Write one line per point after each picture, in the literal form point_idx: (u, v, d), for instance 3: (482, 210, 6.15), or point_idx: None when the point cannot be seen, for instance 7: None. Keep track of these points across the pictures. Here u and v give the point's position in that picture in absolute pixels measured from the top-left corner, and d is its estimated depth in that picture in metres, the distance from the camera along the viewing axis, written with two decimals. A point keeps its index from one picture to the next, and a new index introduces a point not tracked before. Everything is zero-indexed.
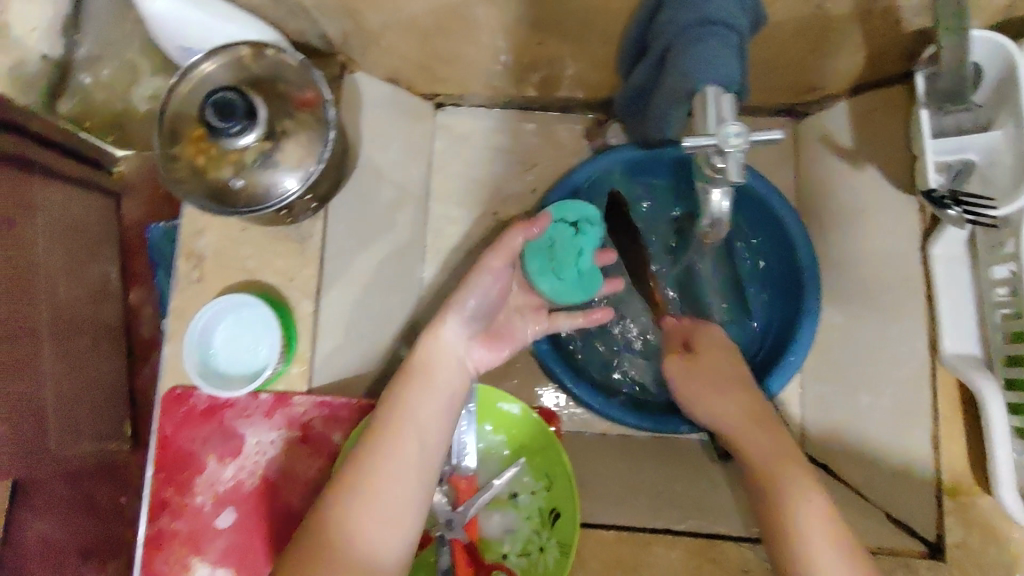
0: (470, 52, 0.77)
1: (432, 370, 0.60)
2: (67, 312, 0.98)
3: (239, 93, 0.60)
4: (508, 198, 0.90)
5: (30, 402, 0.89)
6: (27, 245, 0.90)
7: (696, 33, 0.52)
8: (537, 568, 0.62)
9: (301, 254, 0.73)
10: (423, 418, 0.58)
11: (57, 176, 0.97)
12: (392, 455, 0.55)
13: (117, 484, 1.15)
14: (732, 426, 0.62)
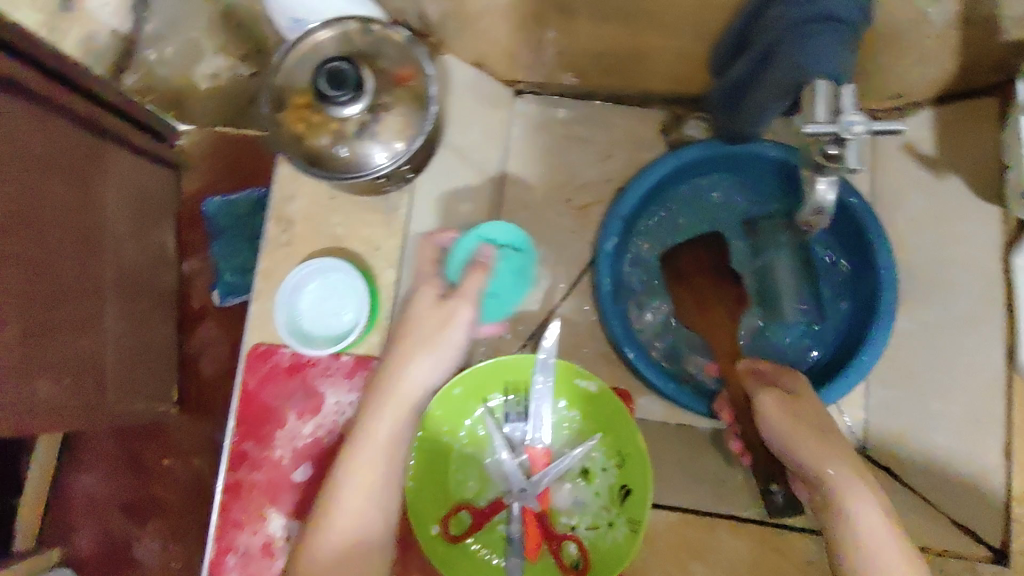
0: (563, 40, 0.78)
1: (378, 432, 0.60)
2: (131, 274, 0.98)
3: (351, 63, 0.62)
4: (584, 185, 0.89)
5: (92, 360, 0.88)
6: (98, 205, 0.89)
7: (810, 27, 0.53)
8: (606, 541, 0.64)
9: (388, 226, 0.76)
10: (369, 487, 0.59)
11: (127, 145, 0.96)
12: (337, 533, 0.57)
13: (163, 447, 1.12)
14: (799, 448, 0.61)
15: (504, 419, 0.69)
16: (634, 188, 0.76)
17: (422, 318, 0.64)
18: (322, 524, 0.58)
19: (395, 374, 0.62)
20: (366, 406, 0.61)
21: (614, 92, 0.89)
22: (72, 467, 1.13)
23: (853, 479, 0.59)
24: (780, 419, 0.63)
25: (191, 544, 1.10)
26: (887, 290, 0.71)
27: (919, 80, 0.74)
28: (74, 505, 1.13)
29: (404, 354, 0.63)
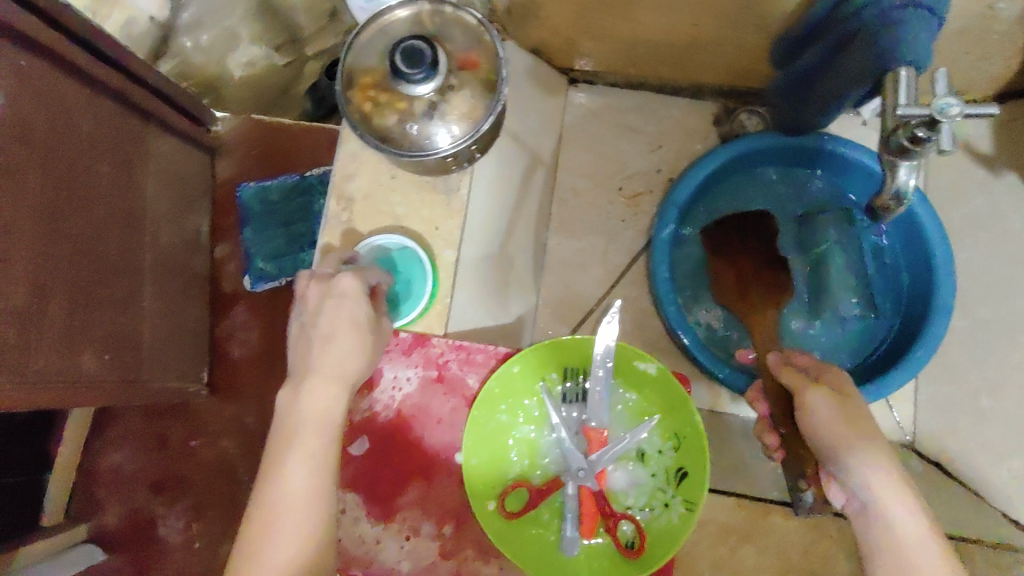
0: (624, 30, 0.79)
1: (307, 420, 0.58)
2: (167, 257, 0.97)
3: (427, 43, 0.63)
4: (635, 174, 0.92)
5: (129, 336, 0.87)
6: (137, 188, 0.89)
7: (901, 14, 0.54)
8: (660, 521, 0.65)
9: (446, 206, 0.75)
10: (308, 468, 0.57)
11: (167, 128, 0.96)
12: (275, 517, 0.55)
13: (189, 425, 1.08)
14: (832, 444, 0.58)
15: (562, 399, 0.70)
16: (691, 176, 0.77)
17: (344, 311, 0.61)
18: (260, 510, 0.56)
19: (316, 359, 0.60)
20: (294, 392, 0.60)
21: (664, 83, 0.91)
22: (101, 442, 1.08)
23: (902, 493, 0.55)
24: (827, 415, 0.59)
25: (217, 523, 1.05)
26: (943, 283, 0.72)
27: (981, 76, 0.75)
28: (101, 480, 1.07)
29: (326, 341, 0.61)
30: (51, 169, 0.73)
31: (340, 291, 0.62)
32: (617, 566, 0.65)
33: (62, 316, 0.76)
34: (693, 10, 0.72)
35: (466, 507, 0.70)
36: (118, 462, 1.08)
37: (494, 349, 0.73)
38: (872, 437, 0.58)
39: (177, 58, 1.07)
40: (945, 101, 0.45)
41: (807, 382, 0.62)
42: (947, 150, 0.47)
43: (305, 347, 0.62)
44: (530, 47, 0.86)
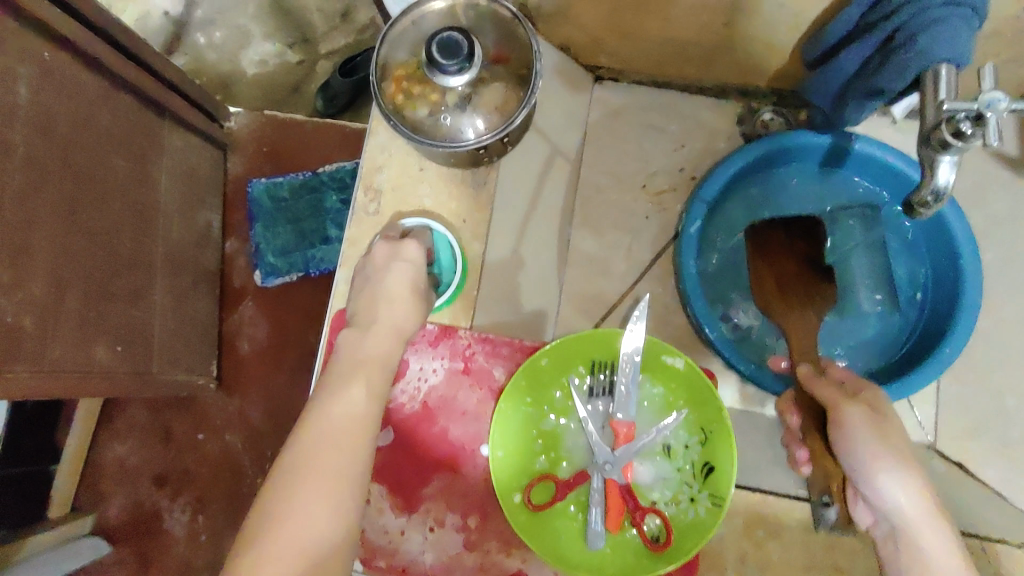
0: (654, 28, 0.80)
1: (363, 356, 0.60)
2: (179, 253, 0.96)
3: (464, 35, 0.64)
4: (658, 173, 0.92)
5: (141, 329, 0.87)
6: (151, 182, 0.88)
7: (941, 12, 0.54)
8: (687, 516, 0.65)
9: (473, 200, 0.76)
10: (368, 394, 0.57)
11: (180, 122, 0.97)
12: (331, 428, 0.53)
13: (194, 419, 1.08)
14: (865, 467, 0.59)
15: (589, 393, 0.70)
16: (719, 174, 0.77)
17: (409, 274, 0.65)
18: (316, 420, 0.54)
19: (380, 308, 0.63)
20: (357, 336, 0.61)
21: (690, 81, 0.92)
22: (108, 434, 1.08)
23: (936, 516, 0.57)
24: (866, 437, 0.59)
25: (220, 517, 1.05)
26: (970, 281, 0.72)
27: (1009, 79, 0.75)
28: (106, 472, 1.07)
29: (391, 297, 0.64)
30: (70, 159, 0.73)
31: (400, 261, 0.65)
32: (642, 560, 0.64)
33: (77, 308, 0.75)
34: (724, 9, 0.73)
35: (490, 500, 0.70)
36: (122, 456, 1.07)
37: (520, 342, 0.73)
38: (906, 461, 0.59)
39: (190, 53, 1.19)
40: (991, 95, 0.47)
41: (842, 399, 0.62)
42: (992, 146, 0.47)
43: (368, 299, 0.64)
44: (558, 43, 0.87)
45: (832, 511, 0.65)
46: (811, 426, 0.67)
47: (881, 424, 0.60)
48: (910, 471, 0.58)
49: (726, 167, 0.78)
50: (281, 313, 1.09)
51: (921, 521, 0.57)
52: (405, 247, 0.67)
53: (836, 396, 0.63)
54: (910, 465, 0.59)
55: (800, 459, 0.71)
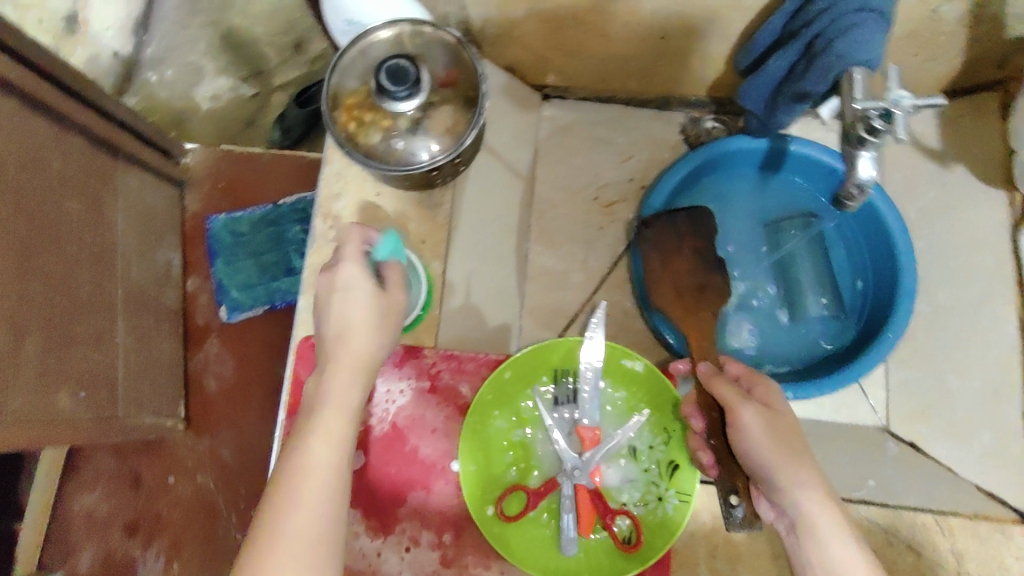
0: (596, 46, 0.83)
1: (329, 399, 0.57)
2: (138, 294, 0.95)
3: (411, 62, 0.67)
4: (608, 185, 0.95)
5: (105, 374, 0.86)
6: (107, 224, 0.88)
7: (855, 18, 0.58)
8: (657, 515, 0.66)
9: (431, 220, 0.79)
10: (329, 449, 0.54)
11: (135, 163, 0.97)
12: (293, 496, 0.51)
13: (165, 462, 1.06)
14: (765, 461, 0.58)
15: (554, 402, 0.71)
16: (664, 182, 0.81)
17: (359, 302, 0.59)
18: (289, 488, 0.52)
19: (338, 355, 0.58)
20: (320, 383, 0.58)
21: (632, 95, 0.95)
22: (75, 484, 1.06)
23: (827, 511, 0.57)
24: (760, 436, 0.59)
25: (196, 560, 1.03)
26: (903, 269, 0.76)
27: (926, 78, 0.79)
28: (75, 523, 1.05)
29: (345, 331, 0.59)
30: (21, 206, 0.73)
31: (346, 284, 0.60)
32: (616, 561, 0.65)
33: (36, 356, 0.74)
34: (658, 23, 0.77)
35: (464, 514, 0.70)
36: (90, 506, 1.05)
37: (484, 357, 0.74)
38: (800, 457, 0.59)
39: (141, 94, 1.16)
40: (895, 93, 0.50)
41: (738, 398, 0.61)
42: (903, 139, 0.51)
43: (331, 342, 0.59)
44: (505, 64, 0.90)
45: (739, 509, 0.60)
46: (715, 428, 0.64)
47: (770, 419, 0.60)
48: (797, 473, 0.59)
49: (671, 177, 0.81)
50: (247, 349, 1.09)
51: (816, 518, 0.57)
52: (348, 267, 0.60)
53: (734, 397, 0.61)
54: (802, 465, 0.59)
55: (706, 463, 0.65)
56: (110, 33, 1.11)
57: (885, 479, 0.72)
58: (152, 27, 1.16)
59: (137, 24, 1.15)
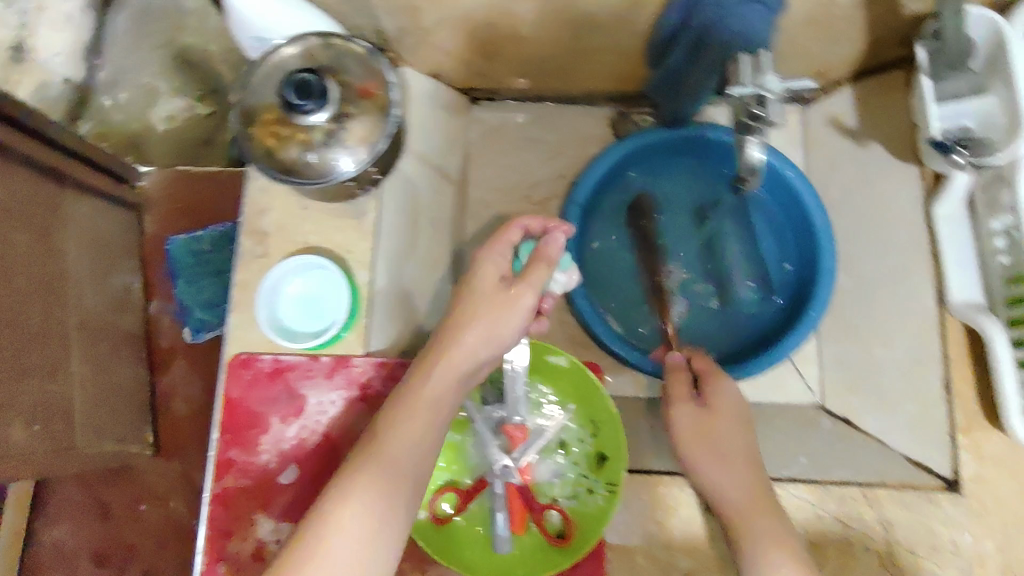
0: (513, 47, 0.83)
1: (448, 369, 0.61)
2: (93, 321, 0.93)
3: (316, 75, 0.67)
4: (540, 182, 0.96)
5: (61, 404, 0.84)
6: (56, 253, 0.85)
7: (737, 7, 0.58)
8: (588, 507, 0.67)
9: (358, 229, 0.78)
10: (416, 432, 0.59)
11: (87, 189, 0.93)
12: (381, 460, 0.56)
13: (133, 489, 1.06)
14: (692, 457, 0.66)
15: (483, 402, 0.72)
16: (589, 175, 0.81)
17: (529, 287, 0.63)
18: (353, 477, 0.55)
19: (425, 383, 0.60)
20: (394, 413, 0.59)
21: (560, 93, 0.95)
22: (42, 519, 1.07)
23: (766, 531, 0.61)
24: (690, 436, 0.66)
25: None
26: (824, 247, 0.77)
27: (834, 60, 0.80)
28: (44, 558, 1.06)
29: (509, 305, 0.62)
30: None
31: (485, 267, 0.64)
32: (548, 555, 0.66)
33: None
34: (570, 21, 0.77)
35: None
36: (60, 538, 1.06)
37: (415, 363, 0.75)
38: (733, 454, 0.65)
39: (94, 120, 1.10)
40: (764, 79, 0.53)
41: (681, 397, 0.69)
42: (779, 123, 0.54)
43: (442, 340, 0.62)
44: (428, 71, 0.90)
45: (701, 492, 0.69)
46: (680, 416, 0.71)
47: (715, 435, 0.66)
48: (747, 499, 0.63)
49: (598, 167, 0.81)
50: (208, 369, 1.07)
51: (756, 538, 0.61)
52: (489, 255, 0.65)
53: (683, 415, 0.68)
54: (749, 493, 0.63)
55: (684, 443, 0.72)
56: (58, 59, 1.06)
57: (815, 456, 0.74)
58: (104, 49, 1.12)
59: (88, 48, 1.10)
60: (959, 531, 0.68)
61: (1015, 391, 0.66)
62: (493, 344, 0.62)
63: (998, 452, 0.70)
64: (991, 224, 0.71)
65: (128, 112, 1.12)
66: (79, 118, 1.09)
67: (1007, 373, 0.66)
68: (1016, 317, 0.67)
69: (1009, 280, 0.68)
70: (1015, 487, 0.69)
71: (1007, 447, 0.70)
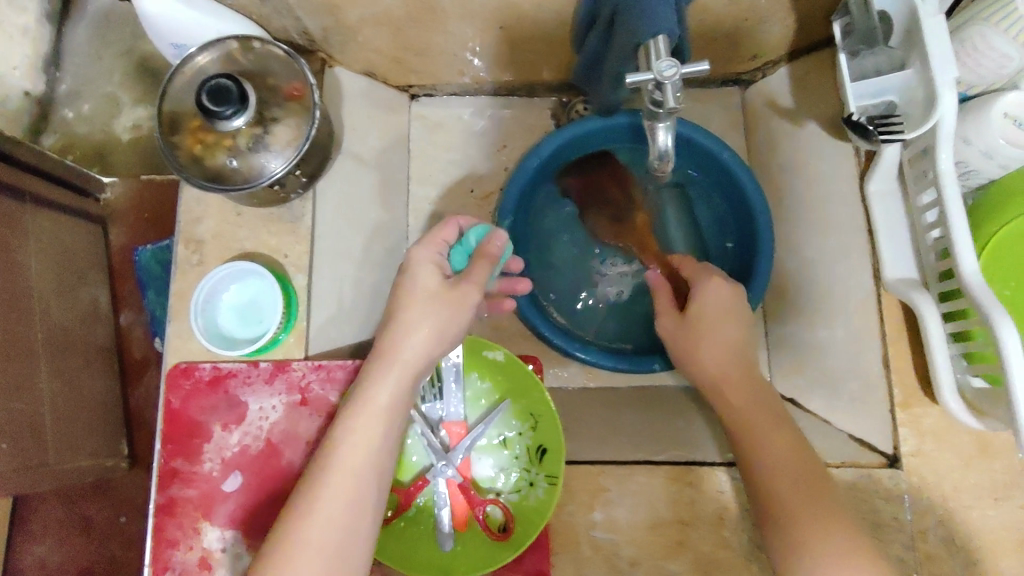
0: (444, 40, 0.82)
1: (396, 368, 0.60)
2: (61, 334, 0.90)
3: (233, 80, 0.66)
4: (484, 177, 0.96)
5: (28, 423, 0.81)
6: (19, 268, 0.82)
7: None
8: (529, 500, 0.68)
9: (294, 232, 0.78)
10: (366, 441, 0.57)
11: (47, 204, 0.90)
12: (335, 475, 0.55)
13: (114, 501, 1.06)
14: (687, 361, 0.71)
15: (421, 400, 0.71)
16: (527, 165, 0.81)
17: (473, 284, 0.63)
18: (310, 495, 0.55)
19: (377, 387, 0.59)
20: (345, 422, 0.58)
21: (500, 85, 0.94)
22: (24, 538, 1.06)
23: (752, 415, 0.64)
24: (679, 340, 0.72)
25: None
26: (762, 231, 0.78)
27: (767, 36, 0.81)
28: None
29: (453, 297, 0.62)
30: None
31: (424, 265, 0.63)
32: (488, 551, 0.65)
33: None
34: (495, 13, 0.77)
35: None
36: (43, 556, 1.05)
37: (353, 363, 0.74)
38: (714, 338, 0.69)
39: (60, 132, 1.06)
40: (660, 66, 0.55)
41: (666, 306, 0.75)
42: (677, 107, 0.57)
43: (389, 332, 0.61)
44: (362, 69, 0.89)
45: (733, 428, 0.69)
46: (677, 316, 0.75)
47: (700, 331, 0.70)
48: (731, 383, 0.67)
49: (537, 156, 0.81)
50: None
51: (743, 422, 0.64)
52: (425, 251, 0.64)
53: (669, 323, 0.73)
54: (738, 378, 0.67)
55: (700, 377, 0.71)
56: (17, 74, 1.01)
57: None
58: (64, 62, 1.06)
59: (47, 61, 1.05)
60: (901, 506, 0.67)
61: (947, 367, 0.66)
62: (446, 332, 0.61)
63: (937, 425, 0.70)
64: (921, 200, 0.70)
65: (92, 123, 1.06)
66: (44, 131, 1.06)
67: (940, 349, 0.66)
68: (947, 291, 0.67)
69: (941, 255, 0.67)
70: (955, 459, 0.69)
71: (944, 421, 0.69)
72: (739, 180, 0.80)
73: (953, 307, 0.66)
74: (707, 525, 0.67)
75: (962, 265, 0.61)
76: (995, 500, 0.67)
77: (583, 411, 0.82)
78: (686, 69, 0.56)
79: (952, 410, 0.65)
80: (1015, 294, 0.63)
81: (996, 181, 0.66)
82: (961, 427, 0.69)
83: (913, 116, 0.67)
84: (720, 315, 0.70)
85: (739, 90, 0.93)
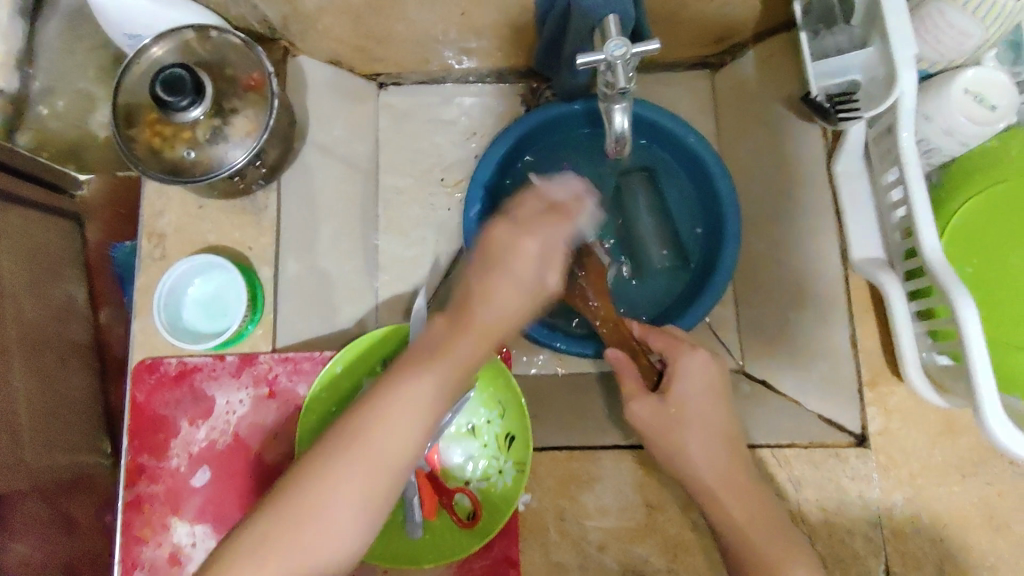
0: (406, 28, 0.81)
1: (489, 319, 0.53)
2: (35, 333, 0.89)
3: (187, 70, 0.65)
4: (453, 164, 0.94)
5: (5, 424, 0.79)
6: None
7: None
8: (498, 488, 0.67)
9: (257, 224, 0.77)
10: (437, 380, 0.50)
11: (16, 200, 0.88)
12: (398, 407, 0.49)
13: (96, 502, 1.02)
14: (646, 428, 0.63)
15: None
16: (490, 153, 0.80)
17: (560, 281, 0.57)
18: (371, 418, 0.48)
19: (475, 317, 0.53)
20: (425, 355, 0.51)
21: (467, 71, 0.93)
22: None
23: (755, 530, 0.58)
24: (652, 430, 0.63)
25: None
26: (729, 214, 0.78)
27: (730, 18, 0.81)
28: None
29: (540, 282, 0.55)
30: None
31: (526, 250, 0.55)
32: (459, 537, 0.66)
33: None
34: None
35: None
36: None
37: (320, 354, 0.73)
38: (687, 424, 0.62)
39: (34, 129, 0.97)
40: (610, 46, 0.54)
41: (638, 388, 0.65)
42: (629, 87, 0.57)
43: (479, 283, 0.54)
44: (327, 58, 0.87)
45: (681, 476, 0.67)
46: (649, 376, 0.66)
47: (681, 420, 0.62)
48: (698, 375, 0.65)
49: (500, 143, 0.81)
50: None
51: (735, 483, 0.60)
52: (538, 232, 0.56)
53: (644, 408, 0.63)
54: (736, 477, 0.60)
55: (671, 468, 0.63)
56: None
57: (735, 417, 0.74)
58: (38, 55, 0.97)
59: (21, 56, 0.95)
60: (867, 485, 0.68)
61: (912, 346, 0.66)
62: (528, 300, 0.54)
63: (902, 404, 0.70)
64: (886, 178, 0.70)
65: (67, 121, 0.99)
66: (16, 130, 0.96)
67: (905, 327, 0.66)
68: (912, 270, 0.67)
69: (905, 234, 0.67)
70: (920, 436, 0.69)
71: (910, 400, 0.69)
72: (707, 164, 0.79)
73: (918, 286, 0.66)
74: (676, 508, 0.67)
75: (924, 244, 0.61)
76: (960, 476, 0.68)
77: (553, 398, 0.82)
78: (636, 49, 0.55)
79: (917, 388, 0.66)
80: (978, 270, 0.62)
81: (956, 160, 0.66)
82: (925, 405, 0.69)
83: (868, 96, 0.68)
84: (706, 417, 0.62)
85: (707, 73, 0.93)
